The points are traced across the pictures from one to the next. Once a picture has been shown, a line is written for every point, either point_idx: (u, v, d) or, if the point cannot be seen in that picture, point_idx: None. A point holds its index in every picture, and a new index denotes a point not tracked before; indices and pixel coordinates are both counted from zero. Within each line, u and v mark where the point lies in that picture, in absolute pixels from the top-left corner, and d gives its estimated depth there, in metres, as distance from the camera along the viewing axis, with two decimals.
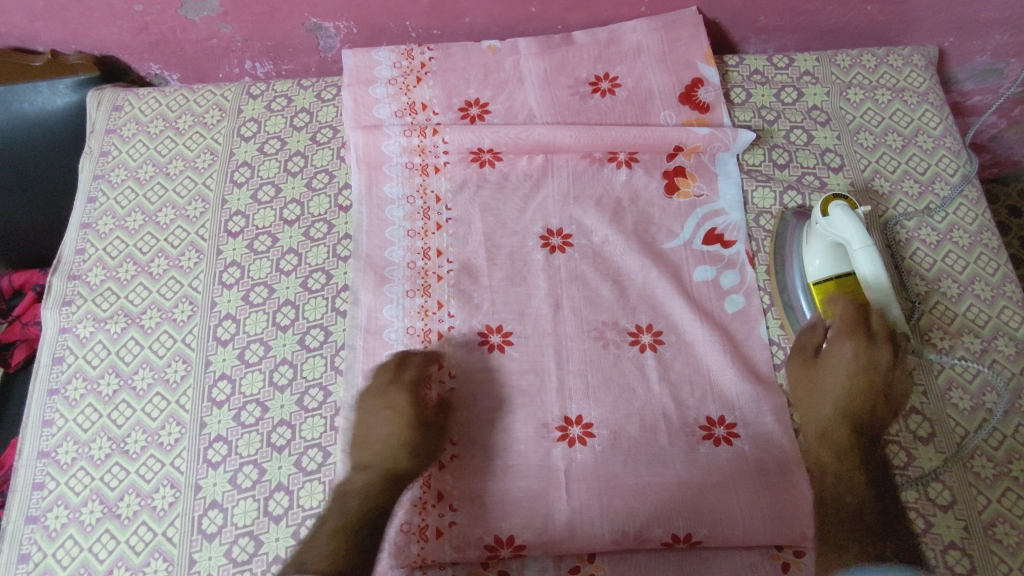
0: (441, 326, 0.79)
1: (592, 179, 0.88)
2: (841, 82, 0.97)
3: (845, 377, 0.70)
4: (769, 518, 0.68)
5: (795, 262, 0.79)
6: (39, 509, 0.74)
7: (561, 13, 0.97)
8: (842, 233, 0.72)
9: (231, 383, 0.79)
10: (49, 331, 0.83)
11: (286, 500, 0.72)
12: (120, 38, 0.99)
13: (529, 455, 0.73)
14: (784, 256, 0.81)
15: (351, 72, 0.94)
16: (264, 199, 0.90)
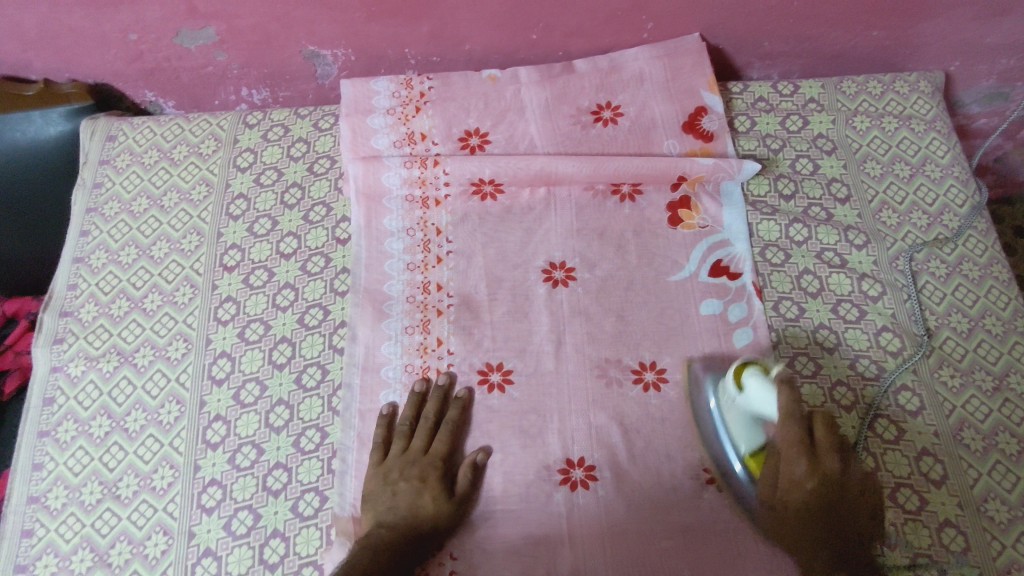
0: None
1: (595, 211, 0.86)
2: (847, 110, 0.95)
3: (799, 507, 0.64)
4: (763, 570, 0.67)
5: (721, 428, 0.72)
6: (28, 557, 0.72)
7: (562, 40, 0.96)
8: (761, 407, 0.67)
9: (226, 425, 0.77)
10: (40, 369, 0.82)
11: (282, 547, 0.70)
12: (115, 66, 0.97)
13: (531, 499, 0.71)
14: (707, 426, 0.73)
15: (349, 102, 0.92)
16: (261, 232, 0.88)
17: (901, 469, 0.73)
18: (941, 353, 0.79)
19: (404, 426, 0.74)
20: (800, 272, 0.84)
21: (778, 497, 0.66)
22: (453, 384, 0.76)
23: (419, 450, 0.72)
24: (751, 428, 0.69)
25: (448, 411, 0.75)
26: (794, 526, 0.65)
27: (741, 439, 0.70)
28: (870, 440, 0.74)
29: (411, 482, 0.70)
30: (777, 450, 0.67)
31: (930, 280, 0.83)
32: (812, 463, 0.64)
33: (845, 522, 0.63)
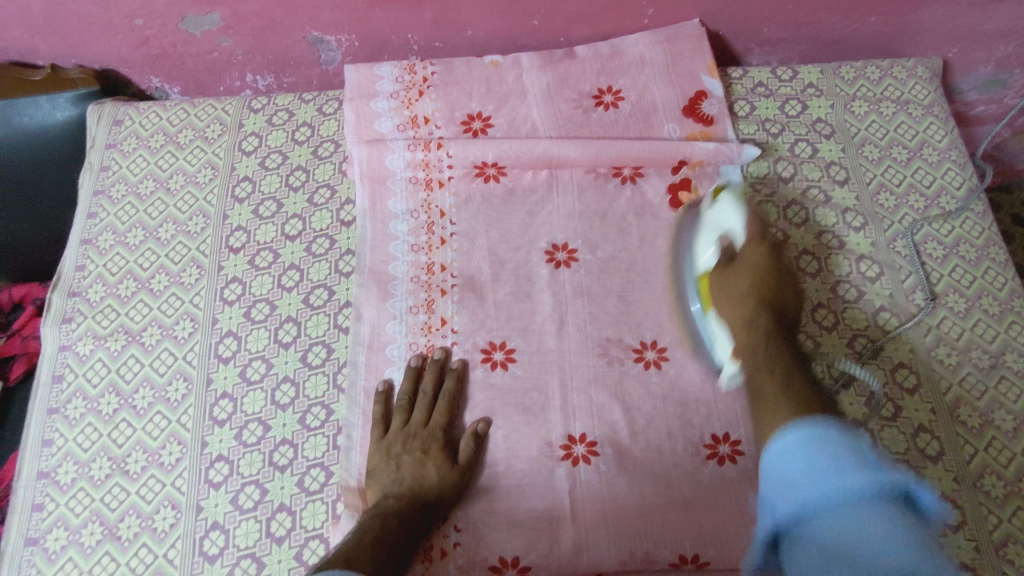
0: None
1: (596, 193, 0.88)
2: (846, 95, 0.96)
3: (751, 290, 0.73)
4: None
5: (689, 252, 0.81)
6: (39, 530, 0.73)
7: (564, 26, 0.97)
8: (729, 222, 0.78)
9: (233, 402, 0.78)
10: (48, 348, 0.83)
11: (289, 521, 0.71)
12: (120, 52, 0.98)
13: (534, 474, 0.72)
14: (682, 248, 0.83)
15: (353, 87, 0.93)
16: (266, 214, 0.89)
17: (898, 446, 0.74)
18: (937, 332, 0.80)
19: (403, 400, 0.75)
20: (799, 253, 0.85)
21: (737, 281, 0.74)
22: (449, 358, 0.78)
23: (419, 422, 0.73)
24: (717, 249, 0.77)
25: (444, 382, 0.76)
26: (744, 292, 0.73)
27: (704, 251, 0.79)
28: (867, 417, 0.75)
29: (413, 453, 0.71)
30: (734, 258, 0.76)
31: (927, 261, 0.84)
32: (757, 262, 0.74)
33: (774, 325, 0.70)
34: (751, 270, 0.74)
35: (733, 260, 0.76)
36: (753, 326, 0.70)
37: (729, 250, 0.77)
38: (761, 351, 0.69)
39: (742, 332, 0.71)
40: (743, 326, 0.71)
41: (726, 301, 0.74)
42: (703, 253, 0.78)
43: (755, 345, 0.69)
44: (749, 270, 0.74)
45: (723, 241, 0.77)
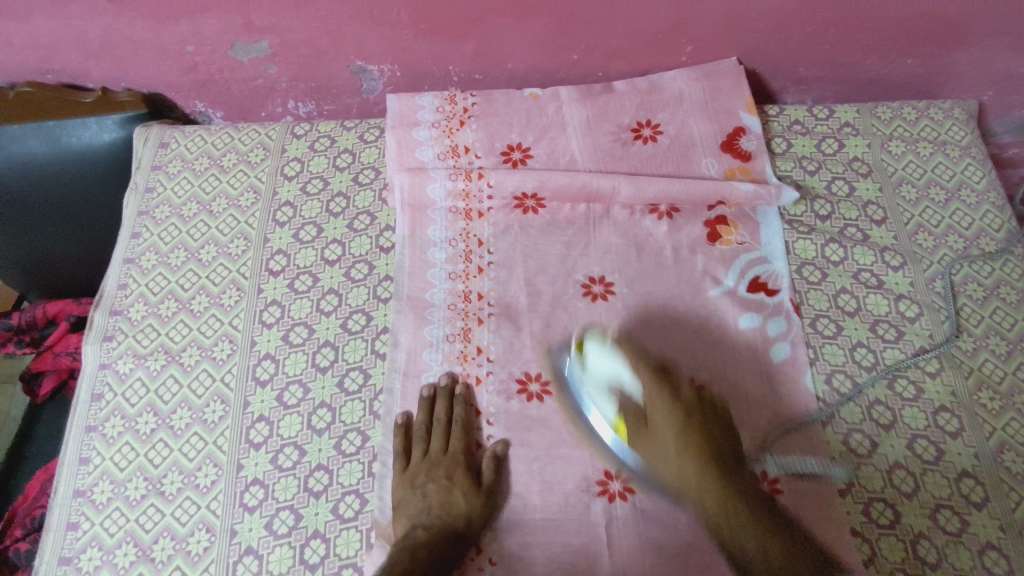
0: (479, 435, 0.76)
1: (633, 228, 0.88)
2: (882, 134, 0.97)
3: (680, 442, 0.70)
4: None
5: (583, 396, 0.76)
6: (73, 550, 0.73)
7: (603, 61, 0.99)
8: (611, 370, 0.75)
9: (269, 425, 0.78)
10: (89, 365, 0.84)
11: (323, 548, 0.71)
12: (169, 77, 1.00)
13: (569, 510, 0.71)
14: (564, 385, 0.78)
15: (395, 115, 0.95)
16: (306, 238, 0.90)
17: (942, 490, 0.72)
18: (980, 376, 0.79)
19: (421, 430, 0.75)
20: (837, 291, 0.85)
21: (655, 408, 0.73)
22: (455, 384, 0.78)
23: (440, 451, 0.74)
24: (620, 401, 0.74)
25: (456, 409, 0.76)
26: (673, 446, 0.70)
27: (604, 408, 0.74)
28: (909, 460, 0.74)
29: (438, 481, 0.71)
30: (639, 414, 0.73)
31: (968, 303, 0.84)
32: (683, 409, 0.72)
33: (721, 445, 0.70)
34: (660, 435, 0.71)
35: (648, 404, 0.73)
36: (704, 450, 0.69)
37: (628, 404, 0.74)
38: (714, 470, 0.68)
39: (698, 459, 0.69)
40: (694, 455, 0.69)
41: (666, 462, 0.70)
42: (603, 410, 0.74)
43: (705, 472, 0.68)
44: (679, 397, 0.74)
45: (620, 395, 0.74)
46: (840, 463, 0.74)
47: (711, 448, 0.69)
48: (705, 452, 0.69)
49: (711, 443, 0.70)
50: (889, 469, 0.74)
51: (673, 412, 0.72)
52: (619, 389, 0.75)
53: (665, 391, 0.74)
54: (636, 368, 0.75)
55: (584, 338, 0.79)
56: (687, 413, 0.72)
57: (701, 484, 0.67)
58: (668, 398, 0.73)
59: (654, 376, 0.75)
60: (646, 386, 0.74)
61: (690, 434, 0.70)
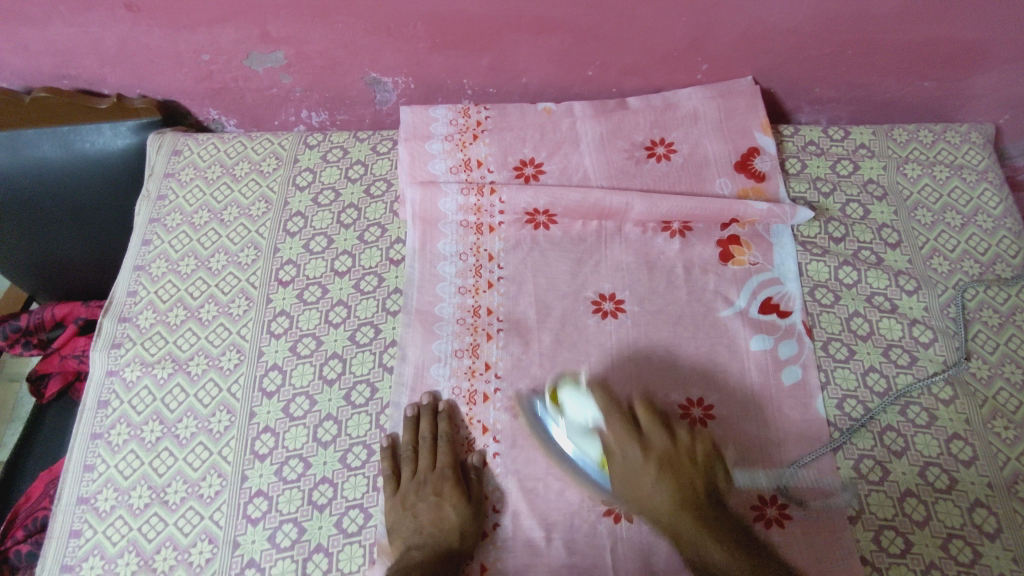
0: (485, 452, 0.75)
1: (645, 246, 0.88)
2: (898, 157, 0.96)
3: (652, 484, 0.66)
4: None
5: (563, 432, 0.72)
6: (75, 557, 0.73)
7: (618, 78, 0.98)
8: (587, 415, 0.71)
9: (275, 436, 0.78)
10: (96, 372, 0.84)
11: (325, 562, 0.70)
12: (184, 84, 1.01)
13: (574, 530, 0.70)
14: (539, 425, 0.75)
15: (408, 128, 0.95)
16: (317, 249, 0.90)
17: (954, 520, 0.71)
18: (994, 404, 0.78)
19: (405, 450, 0.74)
20: (850, 314, 0.84)
21: (625, 453, 0.68)
22: (437, 402, 0.77)
23: (428, 468, 0.73)
24: (594, 437, 0.70)
25: (440, 425, 0.75)
26: (650, 487, 0.66)
27: (590, 449, 0.70)
28: (921, 488, 0.73)
29: (427, 499, 0.71)
30: (610, 450, 0.69)
31: (982, 329, 0.82)
32: (651, 457, 0.68)
33: (695, 486, 0.66)
34: (631, 476, 0.67)
35: (614, 445, 0.69)
36: (677, 493, 0.66)
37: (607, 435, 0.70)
38: (690, 522, 0.64)
39: (668, 497, 0.65)
40: (665, 492, 0.66)
41: (639, 499, 0.67)
42: (589, 449, 0.70)
43: (682, 514, 0.64)
44: (652, 448, 0.68)
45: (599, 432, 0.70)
46: (850, 489, 0.73)
47: (682, 483, 0.66)
48: (680, 492, 0.66)
49: (687, 482, 0.66)
50: (900, 496, 0.73)
51: (643, 462, 0.67)
52: (599, 428, 0.70)
53: (636, 442, 0.68)
54: (609, 416, 0.70)
55: (558, 387, 0.74)
56: (665, 457, 0.68)
57: (667, 514, 0.65)
58: (639, 452, 0.68)
59: (626, 428, 0.69)
60: (618, 437, 0.69)
61: (660, 489, 0.66)
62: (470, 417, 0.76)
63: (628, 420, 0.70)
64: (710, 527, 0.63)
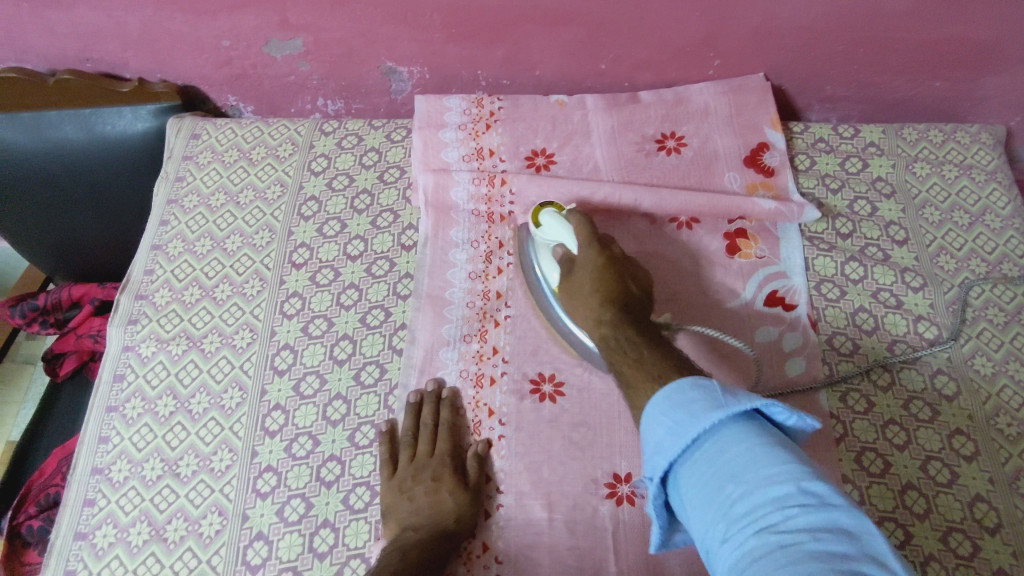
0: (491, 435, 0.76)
1: (653, 237, 0.89)
2: (907, 156, 0.97)
3: (591, 288, 0.70)
4: None
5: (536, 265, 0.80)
6: (89, 526, 0.75)
7: (630, 72, 1.00)
8: (554, 234, 0.76)
9: (285, 414, 0.79)
10: (113, 347, 0.86)
11: (331, 537, 0.72)
12: (204, 70, 1.03)
13: (577, 512, 0.71)
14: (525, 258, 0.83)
15: (422, 116, 0.96)
16: (330, 233, 0.92)
17: (954, 514, 0.72)
18: (997, 401, 0.78)
19: (404, 436, 0.76)
20: (855, 309, 0.85)
21: (583, 259, 0.73)
22: (441, 388, 0.78)
23: (426, 453, 0.74)
24: (554, 255, 0.76)
25: (442, 413, 0.77)
26: (587, 296, 0.71)
27: (550, 269, 0.77)
28: (922, 482, 0.74)
29: (425, 483, 0.71)
30: (569, 261, 0.74)
31: (988, 327, 0.83)
32: (602, 254, 0.73)
33: (631, 299, 0.69)
34: (581, 281, 0.72)
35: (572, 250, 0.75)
36: (610, 298, 0.69)
37: (565, 259, 0.75)
38: (612, 312, 0.67)
39: (599, 305, 0.69)
40: (598, 298, 0.69)
41: (579, 306, 0.71)
42: (548, 271, 0.77)
43: (603, 318, 0.67)
44: (605, 254, 0.72)
45: (561, 251, 0.76)
46: (852, 480, 0.74)
47: (621, 296, 0.69)
48: (617, 304, 0.68)
49: (625, 298, 0.68)
50: (900, 489, 0.73)
51: (595, 269, 0.71)
52: (562, 247, 0.76)
53: (592, 249, 0.73)
54: (575, 224, 0.75)
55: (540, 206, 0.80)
56: (613, 268, 0.71)
57: (599, 308, 0.68)
58: (596, 255, 0.72)
59: (589, 235, 0.73)
60: (582, 240, 0.74)
61: (600, 293, 0.69)
62: (477, 399, 0.78)
63: (592, 231, 0.74)
64: (628, 324, 0.65)
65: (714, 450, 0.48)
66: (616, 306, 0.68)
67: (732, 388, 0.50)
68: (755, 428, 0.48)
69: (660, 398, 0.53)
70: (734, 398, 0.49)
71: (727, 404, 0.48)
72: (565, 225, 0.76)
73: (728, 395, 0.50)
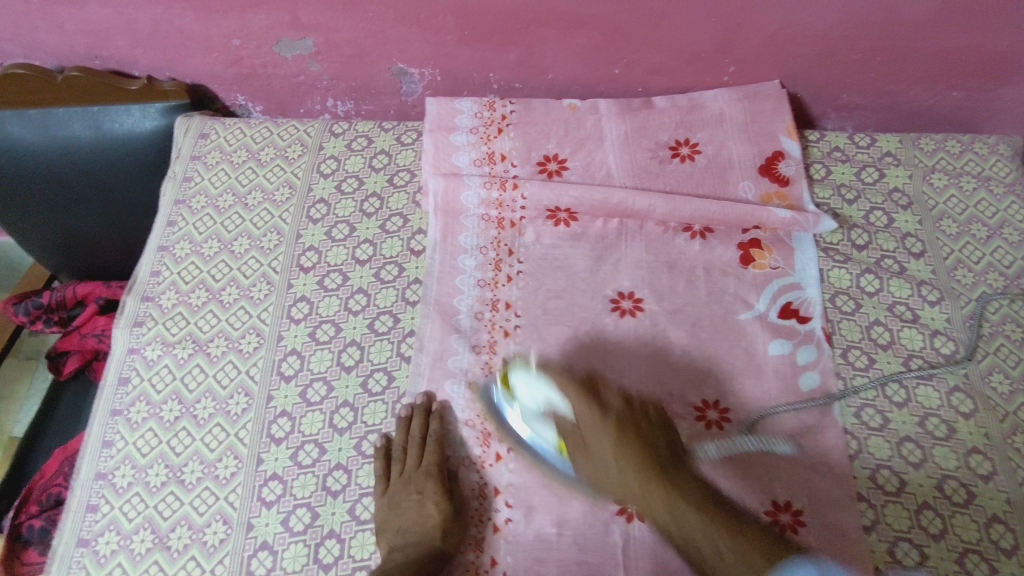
0: (499, 447, 0.74)
1: (665, 246, 0.87)
2: (925, 166, 0.95)
3: (615, 448, 0.64)
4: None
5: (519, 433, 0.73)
6: (91, 532, 0.74)
7: (644, 77, 0.98)
8: (541, 399, 0.70)
9: (291, 420, 0.78)
10: (118, 350, 0.85)
11: (337, 548, 0.71)
12: (213, 69, 1.01)
13: (586, 527, 0.70)
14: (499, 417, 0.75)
15: (433, 119, 0.94)
16: (339, 236, 0.91)
17: (971, 535, 0.71)
18: (1015, 419, 0.77)
19: (395, 448, 0.75)
20: (870, 323, 0.83)
21: (590, 431, 0.66)
22: (431, 401, 0.77)
23: (414, 466, 0.73)
24: (545, 416, 0.70)
25: (431, 424, 0.75)
26: (616, 464, 0.64)
27: (545, 430, 0.70)
28: (938, 501, 0.72)
29: (412, 497, 0.71)
30: (571, 433, 0.68)
31: (1005, 343, 0.81)
32: (608, 415, 0.66)
33: (663, 452, 0.63)
34: (598, 443, 0.66)
35: (574, 420, 0.68)
36: (645, 458, 0.62)
37: (563, 426, 0.69)
38: (656, 490, 0.60)
39: (634, 464, 0.62)
40: (628, 462, 0.63)
41: (607, 474, 0.65)
42: (542, 430, 0.70)
43: (649, 500, 0.60)
44: (610, 410, 0.67)
45: (553, 417, 0.70)
46: (867, 499, 0.73)
47: (649, 449, 0.63)
48: (651, 462, 0.62)
49: (655, 453, 0.63)
50: (917, 508, 0.72)
51: (609, 433, 0.65)
52: (553, 413, 0.70)
53: (592, 407, 0.67)
54: (563, 388, 0.69)
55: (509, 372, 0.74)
56: (629, 420, 0.66)
57: (638, 468, 0.62)
58: (601, 413, 0.66)
59: (583, 393, 0.68)
60: (574, 404, 0.68)
61: (629, 454, 0.63)
62: (486, 410, 0.76)
63: (582, 387, 0.69)
64: (679, 488, 0.59)
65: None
66: (652, 465, 0.61)
67: None
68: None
69: None
70: None
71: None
72: (550, 387, 0.70)
73: None
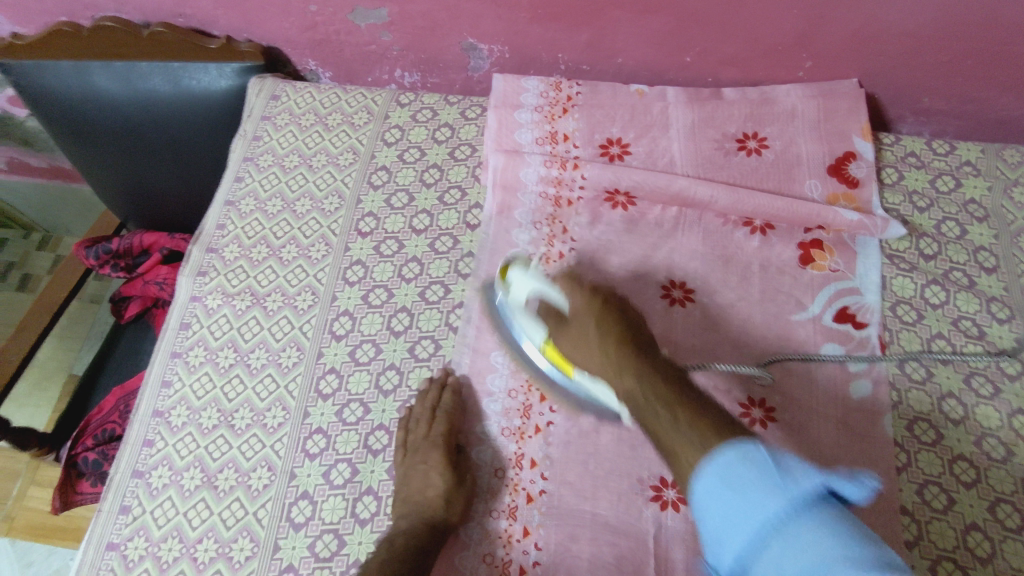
0: (540, 420, 0.74)
1: (723, 239, 0.86)
2: (1006, 179, 0.91)
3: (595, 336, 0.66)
4: None
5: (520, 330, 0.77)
6: (146, 465, 0.78)
7: (715, 67, 0.96)
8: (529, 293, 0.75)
9: (339, 378, 0.80)
10: (181, 296, 0.88)
11: (374, 505, 0.73)
12: (289, 33, 1.04)
13: (621, 513, 0.69)
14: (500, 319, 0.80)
15: (499, 95, 0.95)
16: (397, 205, 0.92)
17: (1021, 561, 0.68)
18: None
19: (416, 417, 0.75)
20: (932, 335, 0.80)
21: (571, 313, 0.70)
22: (448, 376, 0.78)
23: (422, 435, 0.73)
24: (537, 312, 0.74)
25: (444, 396, 0.76)
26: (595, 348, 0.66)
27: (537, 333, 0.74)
28: (988, 523, 0.70)
29: (419, 465, 0.71)
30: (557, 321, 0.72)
31: None
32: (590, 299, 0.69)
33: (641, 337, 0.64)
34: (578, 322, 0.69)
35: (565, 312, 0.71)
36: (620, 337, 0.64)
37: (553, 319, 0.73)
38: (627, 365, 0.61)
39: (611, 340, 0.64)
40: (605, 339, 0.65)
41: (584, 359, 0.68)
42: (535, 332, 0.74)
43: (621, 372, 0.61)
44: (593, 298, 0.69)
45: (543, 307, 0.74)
46: (911, 514, 0.70)
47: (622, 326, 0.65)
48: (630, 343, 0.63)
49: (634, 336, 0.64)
50: (964, 529, 0.70)
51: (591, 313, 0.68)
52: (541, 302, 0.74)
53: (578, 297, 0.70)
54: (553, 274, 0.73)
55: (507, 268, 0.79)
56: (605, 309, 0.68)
57: (612, 341, 0.64)
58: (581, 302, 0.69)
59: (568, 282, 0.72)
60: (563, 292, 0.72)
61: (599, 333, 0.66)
62: (530, 382, 0.77)
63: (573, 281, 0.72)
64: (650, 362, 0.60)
65: (778, 545, 0.44)
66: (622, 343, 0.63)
67: (789, 463, 0.46)
68: (826, 511, 0.44)
69: (717, 463, 0.48)
70: (794, 478, 0.45)
71: (789, 488, 0.45)
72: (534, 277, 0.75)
73: (791, 471, 0.46)
